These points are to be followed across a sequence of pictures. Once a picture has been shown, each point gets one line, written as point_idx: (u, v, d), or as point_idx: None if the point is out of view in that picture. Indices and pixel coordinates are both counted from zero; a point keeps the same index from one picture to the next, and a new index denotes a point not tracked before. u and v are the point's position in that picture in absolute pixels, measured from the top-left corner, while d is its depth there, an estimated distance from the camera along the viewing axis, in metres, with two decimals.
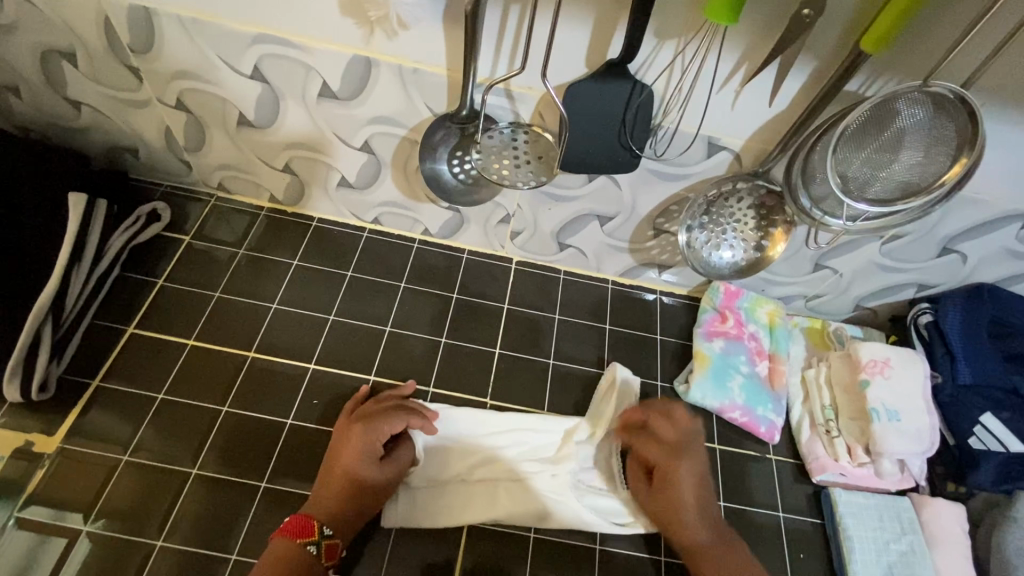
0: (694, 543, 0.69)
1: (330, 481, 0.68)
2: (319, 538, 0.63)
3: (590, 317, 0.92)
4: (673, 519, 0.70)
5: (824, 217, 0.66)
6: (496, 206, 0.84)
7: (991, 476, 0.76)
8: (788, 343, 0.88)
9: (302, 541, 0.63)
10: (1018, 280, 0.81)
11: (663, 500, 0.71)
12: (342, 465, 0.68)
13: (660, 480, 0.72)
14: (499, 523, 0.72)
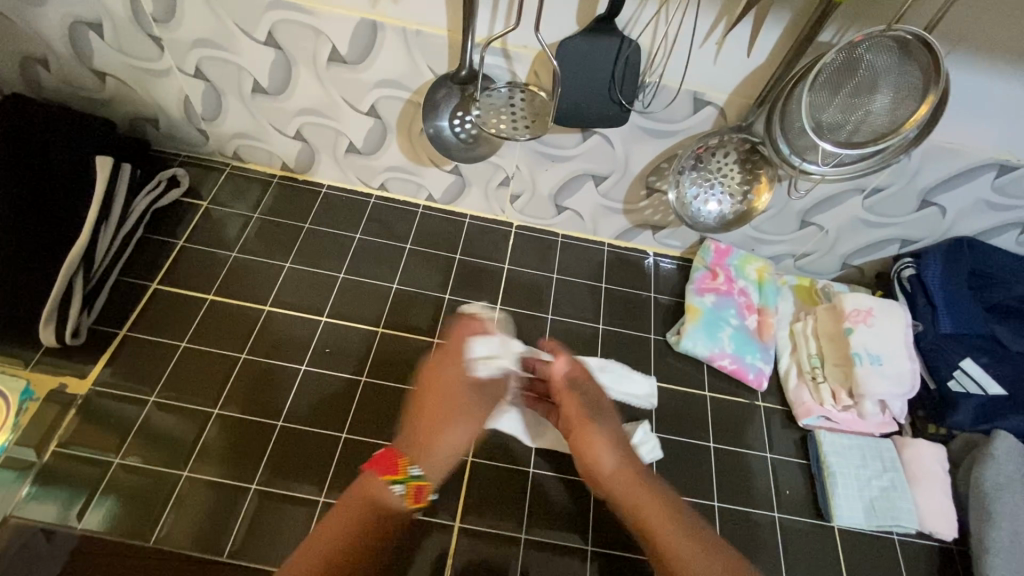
0: (621, 493, 0.60)
1: (422, 435, 0.61)
2: (406, 479, 0.58)
3: (587, 276, 0.96)
4: (590, 459, 0.63)
5: (801, 163, 0.69)
6: (496, 168, 0.89)
7: (969, 417, 0.79)
8: (776, 298, 0.92)
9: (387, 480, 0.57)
10: (997, 233, 0.85)
11: (585, 450, 0.63)
12: (433, 424, 0.62)
13: (584, 424, 0.65)
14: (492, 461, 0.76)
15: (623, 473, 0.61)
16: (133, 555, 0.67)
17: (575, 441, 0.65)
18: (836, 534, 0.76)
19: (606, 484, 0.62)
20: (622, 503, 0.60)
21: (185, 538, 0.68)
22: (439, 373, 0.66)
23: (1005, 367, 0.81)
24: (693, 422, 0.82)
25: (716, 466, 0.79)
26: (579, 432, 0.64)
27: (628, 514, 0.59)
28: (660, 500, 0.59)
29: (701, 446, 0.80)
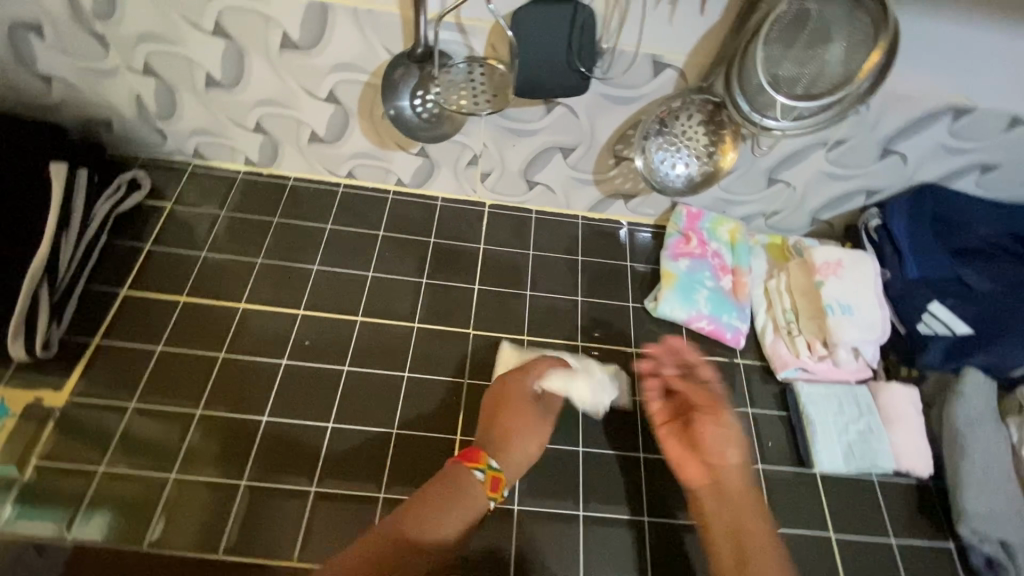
0: (720, 493, 0.63)
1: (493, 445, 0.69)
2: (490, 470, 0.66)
3: (563, 250, 0.97)
4: (711, 445, 0.66)
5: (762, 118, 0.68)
6: (463, 147, 0.88)
7: (940, 358, 0.82)
8: (749, 258, 0.94)
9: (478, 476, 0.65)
10: (958, 177, 0.86)
11: (704, 439, 0.67)
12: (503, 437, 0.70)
13: (709, 418, 0.68)
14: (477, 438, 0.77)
15: (742, 489, 0.63)
16: (130, 559, 0.67)
17: (698, 424, 0.68)
18: (818, 480, 0.78)
19: (713, 481, 0.64)
20: (723, 500, 0.63)
21: (180, 536, 0.69)
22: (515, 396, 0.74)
23: (970, 307, 0.84)
24: None
25: None
26: (710, 422, 0.68)
27: (721, 511, 0.62)
28: (762, 529, 0.60)
29: None
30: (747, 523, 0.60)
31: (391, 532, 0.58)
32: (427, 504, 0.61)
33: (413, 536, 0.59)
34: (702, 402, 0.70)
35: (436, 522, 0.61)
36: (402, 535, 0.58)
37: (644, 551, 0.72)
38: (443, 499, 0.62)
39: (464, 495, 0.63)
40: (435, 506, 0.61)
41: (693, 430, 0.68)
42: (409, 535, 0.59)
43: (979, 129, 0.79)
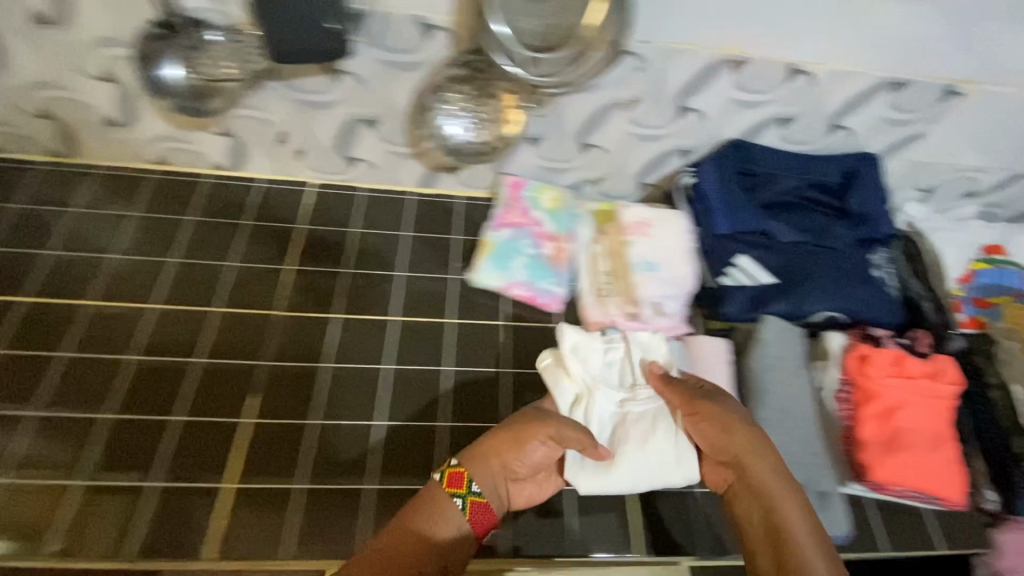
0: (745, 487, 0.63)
1: (489, 456, 0.63)
2: (468, 495, 0.61)
3: (391, 227, 0.94)
4: (709, 439, 0.67)
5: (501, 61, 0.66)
6: (265, 123, 0.85)
7: (742, 307, 0.83)
8: (572, 224, 0.93)
9: (456, 500, 0.61)
10: (760, 131, 0.88)
11: (725, 435, 0.65)
12: (490, 451, 0.63)
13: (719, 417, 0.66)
14: (270, 418, 0.75)
15: (768, 471, 0.63)
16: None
17: (714, 423, 0.66)
18: None
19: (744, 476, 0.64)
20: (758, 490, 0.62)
21: (94, 540, 0.65)
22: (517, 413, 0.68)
23: (773, 257, 0.85)
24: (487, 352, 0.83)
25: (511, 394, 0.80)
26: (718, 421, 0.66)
27: (754, 501, 0.63)
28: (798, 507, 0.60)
29: (496, 373, 0.82)
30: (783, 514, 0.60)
31: (395, 534, 0.58)
32: (429, 506, 0.60)
33: (422, 533, 0.58)
34: (706, 400, 0.68)
35: (427, 530, 0.58)
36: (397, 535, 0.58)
37: None
38: (436, 510, 0.60)
39: (449, 510, 0.60)
40: (412, 519, 0.59)
41: (700, 429, 0.68)
42: (411, 537, 0.58)
43: (762, 81, 0.80)
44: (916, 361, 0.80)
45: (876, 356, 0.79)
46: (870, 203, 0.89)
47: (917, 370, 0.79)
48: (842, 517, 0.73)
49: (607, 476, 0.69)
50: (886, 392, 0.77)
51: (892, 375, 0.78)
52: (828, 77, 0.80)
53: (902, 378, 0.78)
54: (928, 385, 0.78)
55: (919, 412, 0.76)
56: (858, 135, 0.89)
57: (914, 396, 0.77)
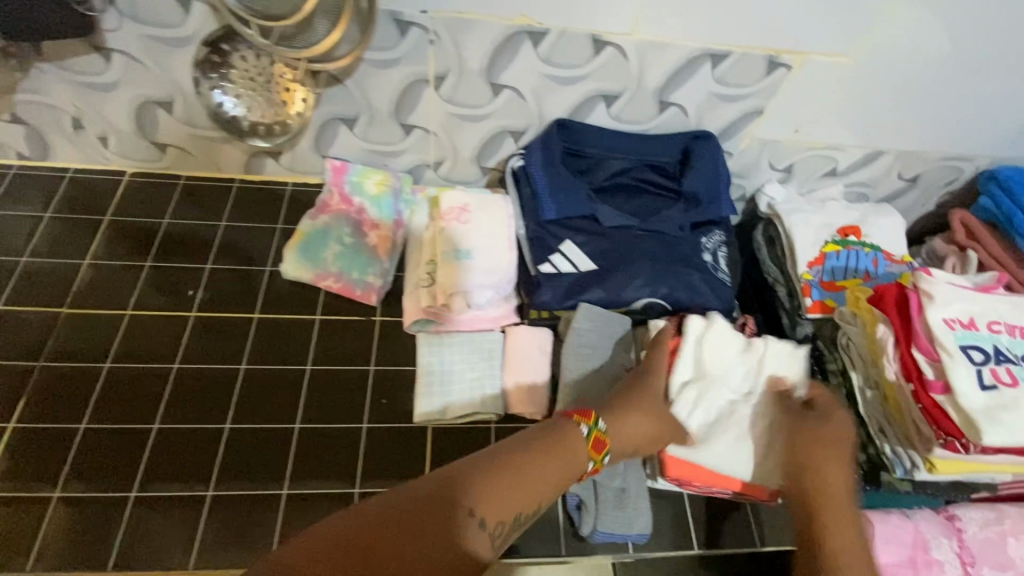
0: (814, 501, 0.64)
1: (617, 428, 0.64)
2: (596, 428, 0.60)
3: (209, 217, 0.89)
4: (803, 453, 0.67)
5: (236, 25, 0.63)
6: (52, 107, 0.80)
7: (560, 295, 0.78)
8: (398, 210, 0.88)
9: (580, 430, 0.59)
10: (585, 109, 0.83)
11: (815, 458, 0.66)
12: (624, 422, 0.65)
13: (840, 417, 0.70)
14: (36, 420, 0.70)
15: (841, 490, 0.65)
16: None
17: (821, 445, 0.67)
18: (428, 435, 0.74)
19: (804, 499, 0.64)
20: (813, 509, 0.63)
21: (13, 549, 0.63)
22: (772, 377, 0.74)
23: (598, 243, 0.81)
24: (292, 347, 0.79)
25: (309, 390, 0.76)
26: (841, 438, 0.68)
27: (797, 507, 0.65)
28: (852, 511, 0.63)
29: (296, 369, 0.77)
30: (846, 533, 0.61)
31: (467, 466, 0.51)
32: (556, 452, 0.56)
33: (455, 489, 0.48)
34: (814, 416, 0.69)
35: (534, 470, 0.53)
36: (457, 475, 0.50)
37: (200, 524, 0.66)
38: (567, 450, 0.56)
39: (549, 454, 0.55)
40: (521, 464, 0.53)
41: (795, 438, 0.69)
42: (494, 476, 0.51)
43: (567, 54, 0.76)
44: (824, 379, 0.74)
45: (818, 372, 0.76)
46: (704, 183, 0.84)
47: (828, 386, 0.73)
48: (639, 515, 0.68)
49: (706, 451, 0.69)
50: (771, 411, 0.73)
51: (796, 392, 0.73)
52: (637, 49, 0.76)
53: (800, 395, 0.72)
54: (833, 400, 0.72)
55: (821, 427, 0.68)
56: (690, 112, 0.84)
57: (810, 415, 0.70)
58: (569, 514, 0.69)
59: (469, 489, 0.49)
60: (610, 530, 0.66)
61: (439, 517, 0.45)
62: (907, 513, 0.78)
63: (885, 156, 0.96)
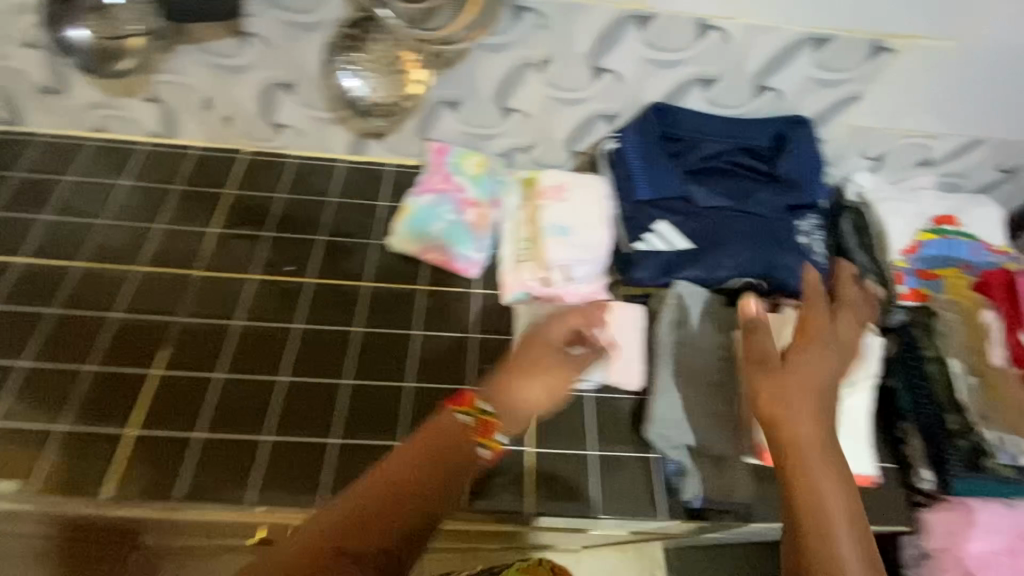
0: (786, 461, 0.52)
1: (513, 400, 0.60)
2: (478, 412, 0.57)
3: (318, 192, 0.95)
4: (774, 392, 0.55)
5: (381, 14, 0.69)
6: (187, 88, 0.88)
7: (657, 271, 0.80)
8: (495, 189, 0.93)
9: (461, 419, 0.56)
10: (682, 93, 0.85)
11: (783, 395, 0.55)
12: (521, 390, 0.60)
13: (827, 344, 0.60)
14: (174, 369, 0.77)
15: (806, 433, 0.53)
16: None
17: (800, 390, 0.55)
18: None
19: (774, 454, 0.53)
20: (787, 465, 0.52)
21: (162, 482, 0.70)
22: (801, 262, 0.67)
23: (692, 223, 0.83)
24: (400, 314, 0.84)
25: (416, 352, 0.81)
26: (811, 389, 0.55)
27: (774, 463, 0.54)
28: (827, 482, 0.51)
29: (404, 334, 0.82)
30: (810, 500, 0.49)
31: (420, 481, 0.49)
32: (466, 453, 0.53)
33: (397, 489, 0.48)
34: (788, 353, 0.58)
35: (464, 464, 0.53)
36: (404, 484, 0.48)
37: (324, 469, 0.71)
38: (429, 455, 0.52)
39: (457, 442, 0.54)
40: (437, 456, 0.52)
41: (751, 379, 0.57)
42: (444, 483, 0.50)
43: (671, 38, 0.78)
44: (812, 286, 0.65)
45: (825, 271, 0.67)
46: (798, 167, 0.85)
47: (813, 296, 0.64)
48: (739, 482, 0.70)
49: None
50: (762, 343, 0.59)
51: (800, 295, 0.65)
52: (742, 33, 0.77)
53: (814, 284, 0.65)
54: (819, 324, 0.60)
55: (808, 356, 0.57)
56: (786, 96, 0.85)
57: (800, 333, 0.60)
58: (670, 482, 0.71)
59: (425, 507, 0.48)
60: (711, 495, 0.69)
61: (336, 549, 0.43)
62: (1008, 503, 0.77)
63: (984, 145, 0.94)
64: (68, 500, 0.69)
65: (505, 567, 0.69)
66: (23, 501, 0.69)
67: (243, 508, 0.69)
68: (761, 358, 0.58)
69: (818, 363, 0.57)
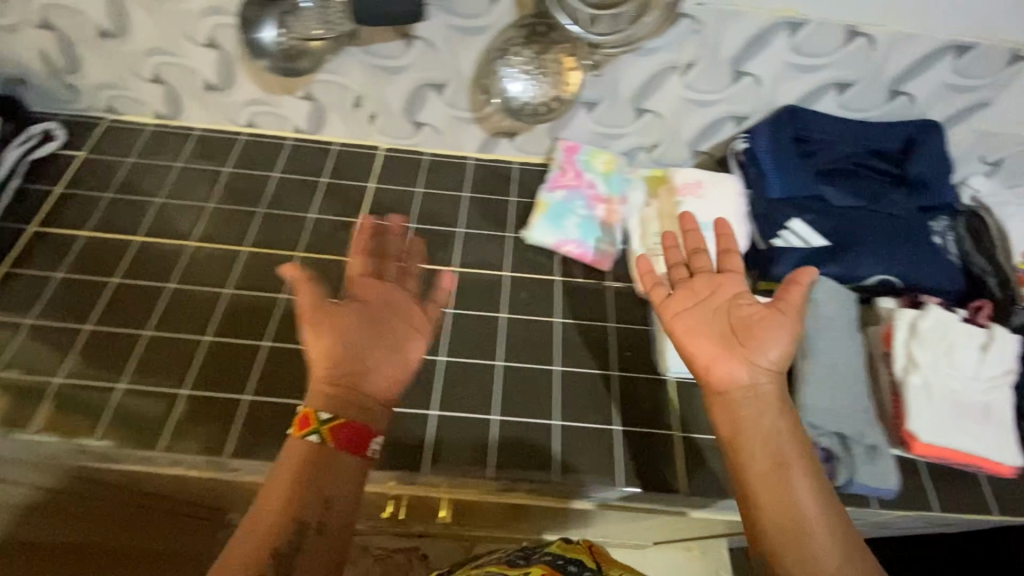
0: (768, 468, 0.60)
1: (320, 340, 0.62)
2: (320, 427, 0.58)
3: (453, 187, 1.02)
4: (718, 377, 0.64)
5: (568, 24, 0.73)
6: (344, 87, 0.94)
7: (795, 267, 0.84)
8: (624, 188, 0.97)
9: (308, 441, 0.58)
10: (816, 97, 0.89)
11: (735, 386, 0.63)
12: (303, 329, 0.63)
13: (794, 325, 0.64)
14: None
15: (763, 421, 0.62)
16: (26, 447, 0.75)
17: (735, 405, 0.63)
18: (671, 386, 0.82)
19: (742, 463, 0.61)
20: (740, 454, 0.61)
21: None
22: (722, 232, 0.72)
23: (827, 221, 0.86)
24: (543, 301, 0.90)
25: (561, 337, 0.86)
26: (762, 400, 0.63)
27: (759, 444, 0.61)
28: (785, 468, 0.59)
29: (548, 321, 0.88)
30: (780, 507, 0.58)
31: (274, 507, 0.55)
32: (346, 468, 0.58)
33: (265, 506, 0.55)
34: (751, 333, 0.64)
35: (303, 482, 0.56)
36: (276, 513, 0.54)
37: (490, 444, 0.77)
38: (315, 464, 0.57)
39: (334, 458, 0.58)
40: (299, 471, 0.57)
41: (692, 347, 0.66)
42: (288, 510, 0.54)
43: (818, 44, 0.81)
44: (686, 293, 0.70)
45: (734, 258, 0.71)
46: (929, 169, 0.87)
47: (702, 292, 0.69)
48: (891, 471, 0.73)
49: (947, 426, 0.74)
50: (703, 352, 0.65)
51: (676, 297, 0.70)
52: (886, 40, 0.81)
53: (657, 285, 0.71)
54: (789, 321, 0.64)
55: (738, 374, 0.63)
56: (918, 102, 0.88)
57: (721, 342, 0.65)
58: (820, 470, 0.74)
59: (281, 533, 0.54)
60: (866, 482, 0.72)
61: (314, 541, 0.54)
62: None
63: None
64: (259, 465, 0.75)
65: (547, 545, 0.74)
66: (217, 464, 0.74)
67: (421, 476, 0.75)
68: (705, 372, 0.65)
69: (746, 380, 0.64)
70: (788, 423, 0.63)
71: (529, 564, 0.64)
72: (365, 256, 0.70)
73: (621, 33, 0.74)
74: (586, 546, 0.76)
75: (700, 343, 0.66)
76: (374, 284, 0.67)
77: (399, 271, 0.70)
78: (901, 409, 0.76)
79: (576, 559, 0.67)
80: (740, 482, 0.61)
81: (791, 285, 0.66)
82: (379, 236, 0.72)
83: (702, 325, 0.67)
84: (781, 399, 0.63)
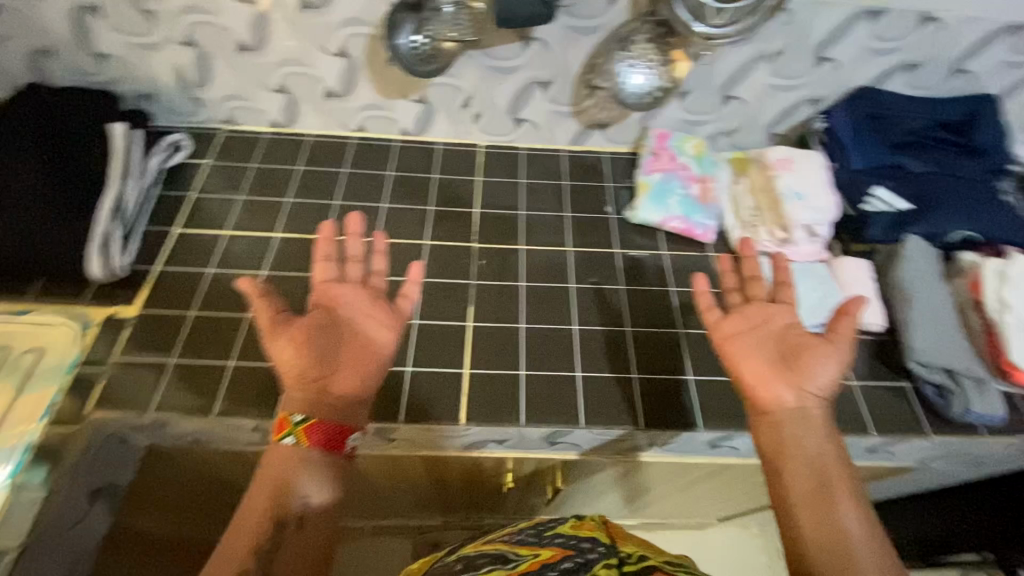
0: (809, 487, 0.64)
1: (290, 350, 0.67)
2: (295, 429, 0.65)
3: (551, 177, 1.10)
4: (769, 400, 0.69)
5: (692, 21, 0.83)
6: (456, 88, 1.03)
7: (884, 228, 0.95)
8: (714, 168, 1.07)
9: (286, 444, 0.65)
10: (887, 78, 0.99)
11: (788, 412, 0.69)
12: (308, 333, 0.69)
13: (846, 355, 0.69)
14: (478, 324, 0.91)
15: (805, 442, 0.67)
16: (211, 424, 0.81)
17: (781, 426, 0.68)
18: None
19: (782, 481, 0.66)
20: (776, 465, 0.67)
21: (504, 412, 0.82)
22: (779, 267, 0.77)
23: (907, 186, 0.96)
24: (653, 273, 0.98)
25: (677, 303, 0.95)
26: (807, 423, 0.68)
27: (794, 459, 0.66)
28: (819, 482, 0.65)
29: (663, 291, 0.96)
30: (818, 524, 0.62)
31: (250, 516, 0.61)
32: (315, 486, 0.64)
33: (243, 513, 0.62)
34: (803, 362, 0.69)
35: (257, 494, 0.63)
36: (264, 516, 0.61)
37: (633, 400, 0.84)
38: (279, 485, 0.63)
39: (305, 459, 0.64)
40: (278, 489, 0.63)
41: (747, 371, 0.71)
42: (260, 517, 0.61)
43: (896, 29, 0.92)
44: (739, 318, 0.75)
45: (789, 292, 0.76)
46: (993, 136, 0.97)
47: (755, 319, 0.75)
48: (997, 400, 0.82)
49: None
50: (754, 373, 0.71)
51: (729, 320, 0.75)
52: (956, 22, 0.91)
53: (711, 308, 0.76)
54: (837, 347, 0.69)
55: (786, 398, 0.69)
56: (977, 78, 0.99)
57: (771, 365, 0.70)
58: (934, 402, 0.84)
59: (251, 535, 0.60)
60: (979, 410, 0.81)
61: (292, 537, 0.62)
62: None
63: None
64: (430, 428, 0.82)
65: (559, 524, 0.74)
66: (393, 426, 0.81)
67: (577, 430, 0.82)
68: (752, 395, 0.70)
69: (794, 404, 0.69)
70: (834, 449, 0.67)
71: (541, 546, 0.66)
72: (329, 262, 0.75)
73: (736, 29, 0.84)
74: (598, 521, 0.75)
75: (751, 365, 0.71)
76: (337, 290, 0.74)
77: (358, 275, 0.75)
78: (998, 342, 0.85)
79: (590, 537, 0.68)
80: (779, 498, 0.66)
81: (841, 317, 0.70)
82: (353, 241, 0.76)
83: (755, 347, 0.72)
84: (827, 424, 0.68)
